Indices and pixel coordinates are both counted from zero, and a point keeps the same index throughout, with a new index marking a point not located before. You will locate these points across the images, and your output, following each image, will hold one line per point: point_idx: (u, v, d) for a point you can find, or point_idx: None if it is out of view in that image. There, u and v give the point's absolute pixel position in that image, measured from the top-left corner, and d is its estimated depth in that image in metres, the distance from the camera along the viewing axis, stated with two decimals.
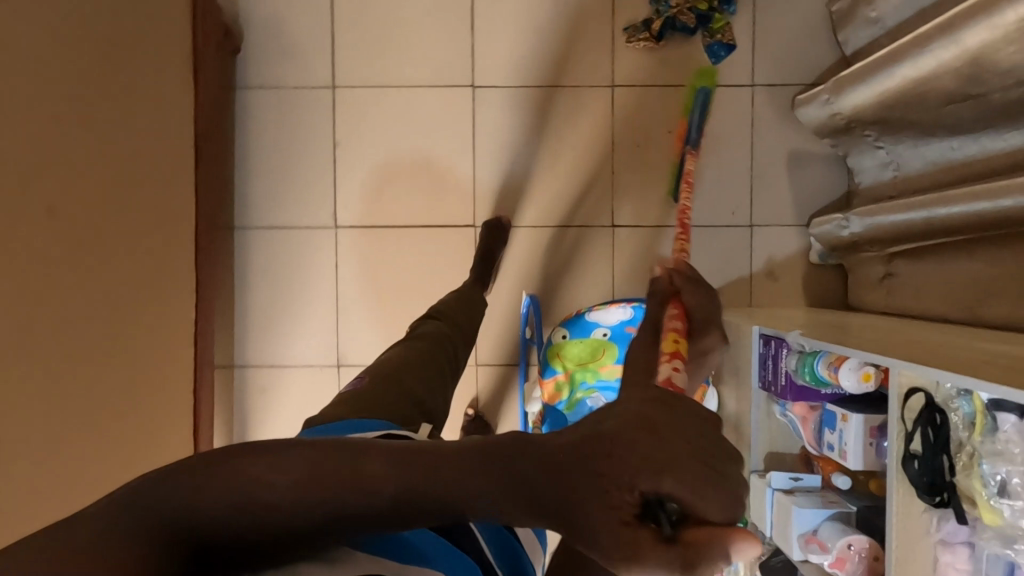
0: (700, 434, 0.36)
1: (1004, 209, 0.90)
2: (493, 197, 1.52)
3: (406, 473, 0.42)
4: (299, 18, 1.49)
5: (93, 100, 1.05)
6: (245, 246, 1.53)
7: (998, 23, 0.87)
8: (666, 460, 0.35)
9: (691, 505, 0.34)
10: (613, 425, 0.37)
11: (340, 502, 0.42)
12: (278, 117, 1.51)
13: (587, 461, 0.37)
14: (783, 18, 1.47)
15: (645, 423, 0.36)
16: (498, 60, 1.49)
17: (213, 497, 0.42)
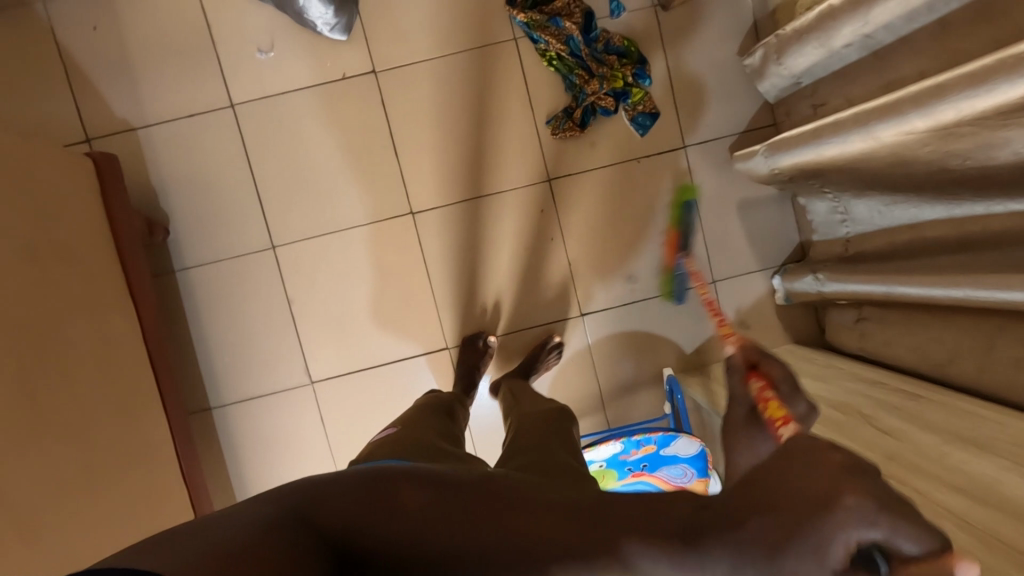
0: (873, 498, 0.37)
1: (954, 298, 0.95)
2: (457, 315, 1.52)
3: (518, 505, 0.55)
4: (222, 186, 1.46)
5: (46, 370, 1.02)
6: (225, 422, 1.50)
7: (909, 128, 0.89)
8: (872, 517, 0.36)
9: (899, 545, 0.36)
10: (797, 484, 0.40)
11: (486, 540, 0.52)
12: (224, 289, 1.48)
13: (770, 530, 0.40)
14: (696, 79, 1.49)
15: (825, 487, 0.38)
16: (429, 183, 1.49)
17: (390, 512, 0.55)
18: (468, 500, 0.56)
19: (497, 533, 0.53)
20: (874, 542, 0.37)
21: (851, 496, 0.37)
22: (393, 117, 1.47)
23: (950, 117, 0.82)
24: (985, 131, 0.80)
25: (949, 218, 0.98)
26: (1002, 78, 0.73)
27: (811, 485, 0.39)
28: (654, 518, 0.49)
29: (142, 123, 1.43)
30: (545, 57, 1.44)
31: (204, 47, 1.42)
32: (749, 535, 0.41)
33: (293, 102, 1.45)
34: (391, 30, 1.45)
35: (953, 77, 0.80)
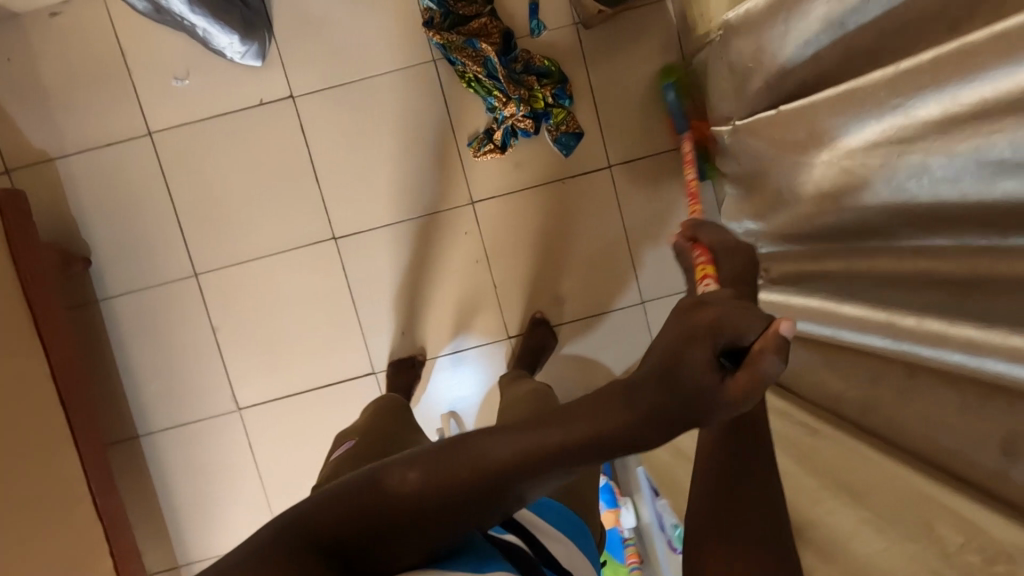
0: (717, 314, 0.51)
1: (856, 341, 0.88)
2: (383, 340, 1.51)
3: (511, 424, 0.55)
4: (143, 215, 1.45)
5: None
6: (154, 449, 1.50)
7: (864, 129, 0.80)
8: (723, 323, 0.51)
9: (745, 334, 0.51)
10: (669, 332, 0.53)
11: (516, 445, 0.53)
12: (148, 317, 1.48)
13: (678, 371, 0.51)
14: (621, 99, 1.47)
15: (689, 320, 0.52)
16: (350, 208, 1.47)
17: (393, 486, 0.54)
18: (453, 454, 0.54)
19: (498, 475, 0.53)
20: (729, 343, 0.51)
21: (706, 316, 0.51)
22: (314, 143, 1.46)
23: (899, 123, 0.73)
24: (892, 147, 0.76)
25: (840, 249, 0.94)
26: (897, 94, 0.72)
27: (682, 327, 0.52)
28: (630, 404, 0.51)
29: (60, 153, 1.42)
30: (463, 78, 1.41)
31: (119, 76, 1.41)
32: (659, 387, 0.51)
33: (209, 128, 1.44)
34: (307, 55, 1.43)
35: (858, 86, 0.78)
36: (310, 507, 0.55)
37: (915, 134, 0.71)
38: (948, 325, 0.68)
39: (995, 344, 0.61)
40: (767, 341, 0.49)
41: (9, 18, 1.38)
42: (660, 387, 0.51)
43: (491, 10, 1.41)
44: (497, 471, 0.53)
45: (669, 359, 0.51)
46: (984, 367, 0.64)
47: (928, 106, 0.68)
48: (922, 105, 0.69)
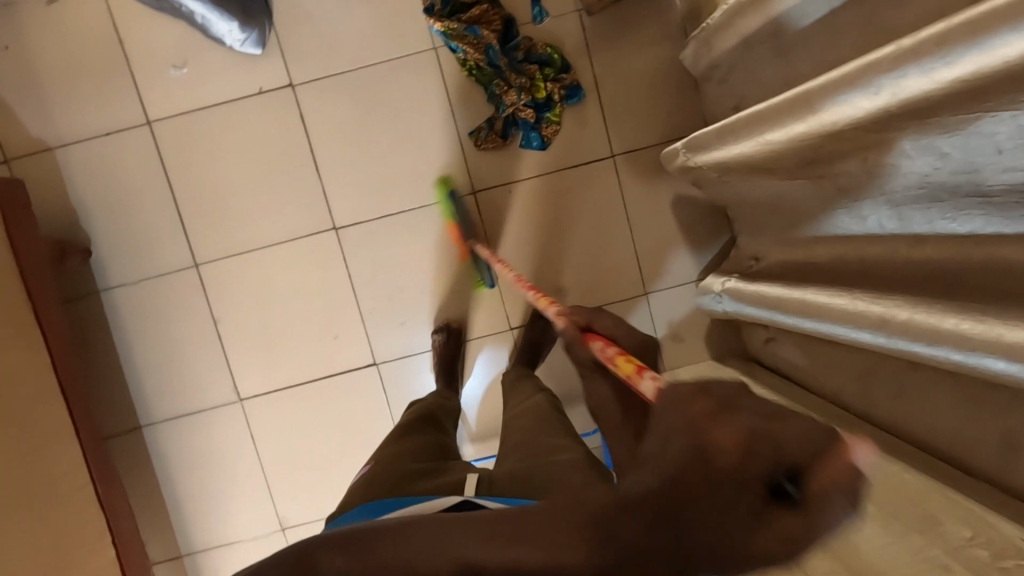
0: (752, 430, 0.38)
1: (854, 333, 0.85)
2: (384, 331, 1.50)
3: (469, 534, 0.51)
4: (141, 205, 1.44)
5: None
6: (156, 440, 1.50)
7: (849, 113, 0.75)
8: (770, 453, 0.38)
9: (801, 463, 0.38)
10: (677, 453, 0.40)
11: (474, 555, 0.50)
12: (148, 308, 1.47)
13: (697, 513, 0.40)
14: (626, 88, 1.45)
15: (709, 439, 0.39)
16: (349, 198, 1.46)
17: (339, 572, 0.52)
18: (395, 550, 0.52)
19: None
20: (776, 471, 0.38)
21: (739, 437, 0.38)
22: (313, 132, 1.44)
23: (887, 102, 0.68)
24: (885, 129, 0.73)
25: (844, 234, 0.93)
26: (854, 90, 0.72)
27: (698, 452, 0.39)
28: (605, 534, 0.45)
29: (58, 143, 1.41)
30: (464, 66, 1.39)
31: (116, 64, 1.40)
32: (665, 526, 0.41)
33: (207, 117, 1.43)
34: (307, 43, 1.42)
35: (818, 85, 0.79)
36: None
37: (900, 124, 0.70)
38: (944, 320, 0.68)
39: (991, 341, 0.61)
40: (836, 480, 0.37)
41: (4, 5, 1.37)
42: (664, 526, 0.41)
43: None
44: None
45: (675, 495, 0.40)
46: (984, 366, 0.64)
47: (877, 97, 0.69)
48: (875, 95, 0.69)
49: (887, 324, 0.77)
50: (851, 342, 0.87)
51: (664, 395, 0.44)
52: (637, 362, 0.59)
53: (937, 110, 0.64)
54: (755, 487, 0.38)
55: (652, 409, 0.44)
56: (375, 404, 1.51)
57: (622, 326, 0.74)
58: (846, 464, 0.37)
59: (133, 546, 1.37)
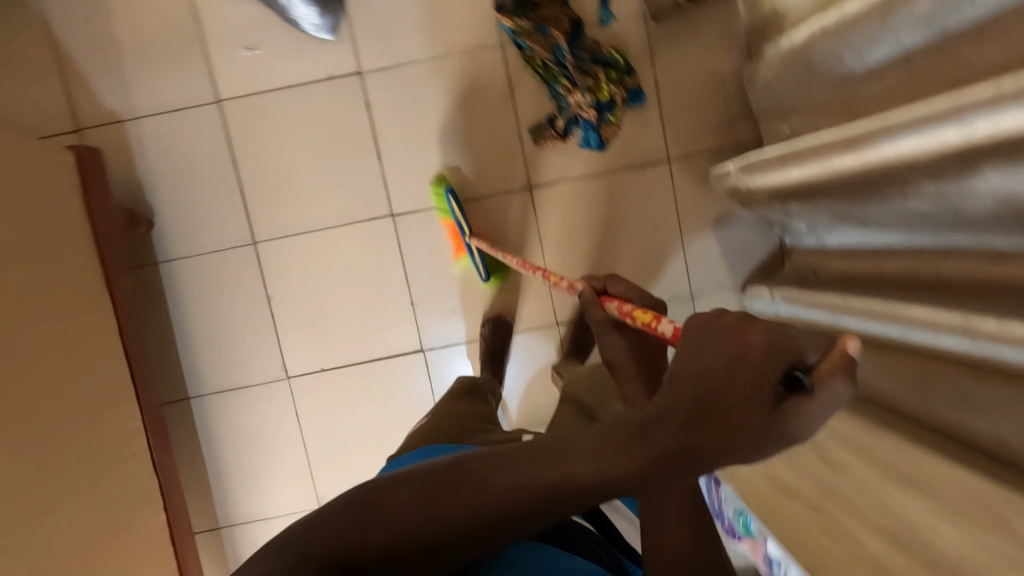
0: (771, 332, 0.45)
1: (926, 342, 0.88)
2: (432, 318, 1.53)
3: (516, 458, 0.53)
4: (205, 181, 1.47)
5: (43, 364, 1.08)
6: (203, 413, 1.53)
7: (938, 142, 0.77)
8: (783, 346, 0.43)
9: (808, 357, 0.43)
10: (711, 360, 0.47)
11: (526, 483, 0.51)
12: (204, 283, 1.50)
13: (731, 405, 0.44)
14: (685, 95, 1.48)
15: (743, 339, 0.45)
16: (408, 186, 1.49)
17: (401, 514, 0.53)
18: (450, 484, 0.54)
19: (501, 508, 0.52)
20: (789, 362, 0.43)
21: (759, 341, 0.44)
22: (377, 120, 1.47)
23: (981, 134, 0.70)
24: (965, 165, 0.76)
25: (917, 247, 0.96)
26: (945, 123, 0.75)
27: (732, 351, 0.45)
28: (649, 445, 0.48)
29: (130, 115, 1.45)
30: (530, 63, 1.43)
31: (193, 43, 1.43)
32: (698, 422, 0.46)
33: (276, 99, 1.46)
34: (379, 32, 1.45)
35: (905, 118, 0.82)
36: (319, 519, 0.56)
37: (985, 157, 0.72)
38: None
39: None
40: (843, 364, 0.41)
41: None
42: (698, 426, 0.46)
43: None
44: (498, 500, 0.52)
45: (707, 392, 0.46)
46: None
47: (968, 132, 0.72)
48: (967, 131, 0.72)
49: (970, 332, 0.78)
50: (924, 350, 0.90)
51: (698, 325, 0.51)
52: (653, 313, 0.69)
53: None
54: (770, 378, 0.43)
55: (687, 333, 0.51)
56: (420, 389, 1.54)
57: (636, 291, 0.87)
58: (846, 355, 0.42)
59: (181, 513, 1.40)
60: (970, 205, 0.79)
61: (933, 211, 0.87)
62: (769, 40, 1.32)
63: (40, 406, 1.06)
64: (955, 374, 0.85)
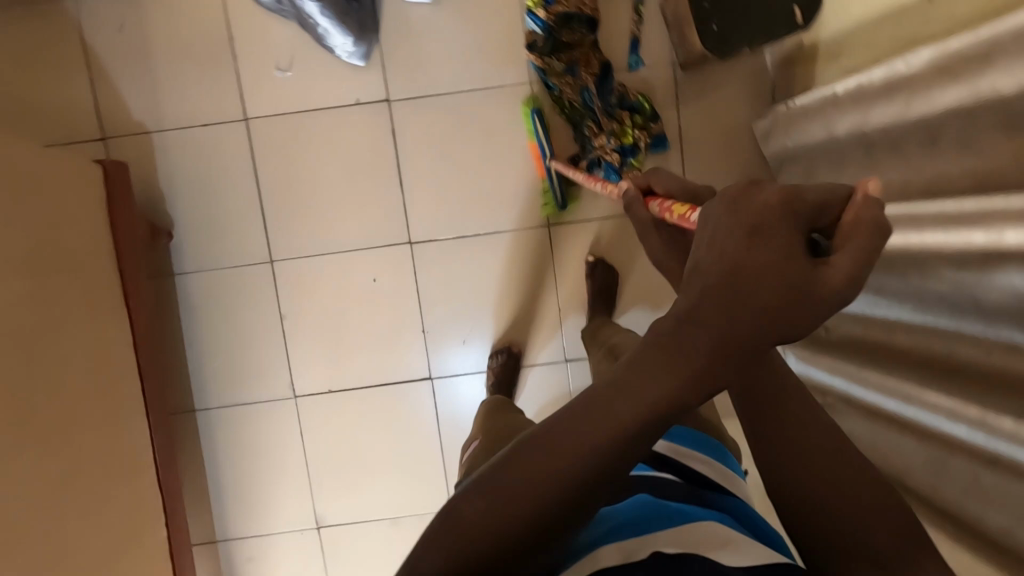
0: (788, 191, 0.45)
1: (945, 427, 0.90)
2: (443, 346, 1.53)
3: (572, 411, 0.47)
4: (227, 196, 1.48)
5: (61, 380, 1.09)
6: (209, 426, 1.54)
7: (968, 240, 0.78)
8: (799, 208, 0.44)
9: (821, 216, 0.46)
10: (729, 237, 0.45)
11: (599, 430, 0.46)
12: (218, 297, 1.51)
13: (767, 283, 0.43)
14: (707, 144, 1.49)
15: (757, 206, 0.45)
16: (429, 216, 1.50)
17: (484, 525, 0.46)
18: (518, 467, 0.47)
19: (582, 465, 0.46)
20: (808, 220, 0.45)
21: (777, 200, 0.44)
22: (401, 149, 1.48)
23: (1009, 241, 0.71)
24: (988, 265, 0.76)
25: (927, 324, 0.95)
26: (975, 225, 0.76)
27: (752, 220, 0.44)
28: (690, 351, 0.45)
29: (157, 127, 1.45)
30: (558, 103, 1.45)
31: (224, 60, 1.44)
32: (735, 306, 0.43)
33: (304, 121, 1.47)
34: (410, 62, 1.46)
35: (943, 211, 0.84)
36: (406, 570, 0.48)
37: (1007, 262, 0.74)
38: None
39: None
40: (866, 212, 0.44)
41: None
42: (739, 314, 0.43)
43: (594, 40, 1.43)
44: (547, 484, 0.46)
45: (739, 271, 0.43)
46: None
47: (999, 239, 0.73)
48: (994, 236, 0.74)
49: (987, 426, 0.80)
50: (939, 432, 0.91)
51: (704, 217, 0.48)
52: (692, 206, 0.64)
53: None
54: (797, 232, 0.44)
55: (700, 225, 0.48)
56: (426, 417, 1.55)
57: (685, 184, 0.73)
58: (864, 206, 0.45)
59: (180, 528, 1.41)
60: (987, 302, 0.79)
61: (947, 296, 0.88)
62: (787, 101, 1.35)
63: (56, 423, 1.06)
64: (966, 459, 0.86)
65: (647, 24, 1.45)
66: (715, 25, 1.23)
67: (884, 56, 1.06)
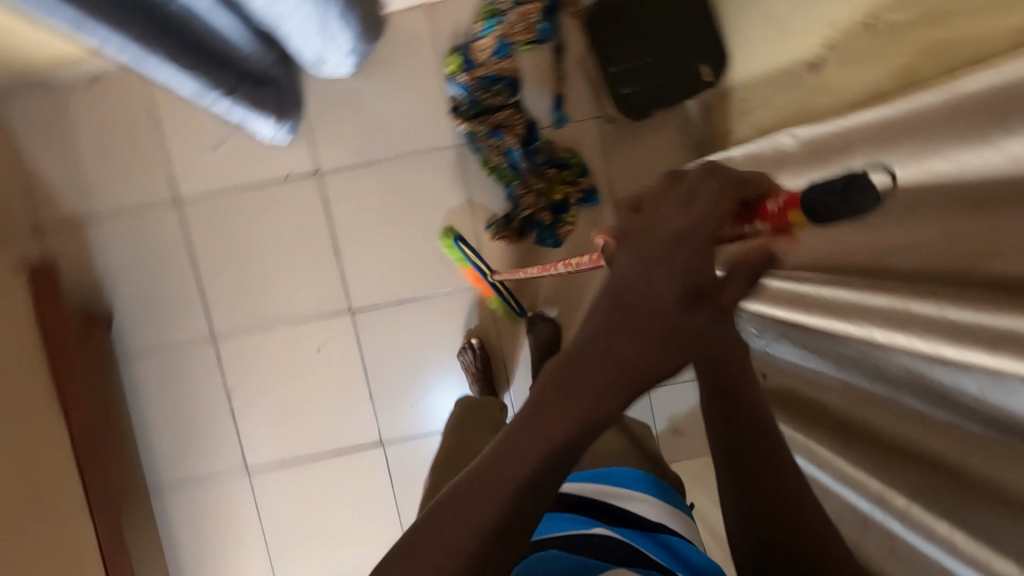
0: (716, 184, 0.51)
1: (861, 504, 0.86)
2: (391, 410, 1.54)
3: (555, 388, 0.50)
4: (165, 278, 1.49)
5: None
6: (163, 506, 1.54)
7: (861, 330, 0.77)
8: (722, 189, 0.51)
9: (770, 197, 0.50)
10: (670, 220, 0.51)
11: (575, 412, 0.49)
12: (164, 378, 1.51)
13: (697, 278, 0.51)
14: (638, 192, 1.50)
15: (690, 191, 0.51)
16: (367, 283, 1.51)
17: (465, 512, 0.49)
18: (506, 451, 0.50)
19: (566, 443, 0.50)
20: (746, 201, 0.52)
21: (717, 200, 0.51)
22: (334, 219, 1.49)
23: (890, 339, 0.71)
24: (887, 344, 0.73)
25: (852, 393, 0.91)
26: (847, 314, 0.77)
27: (684, 221, 0.50)
28: (661, 322, 0.50)
29: (90, 216, 1.46)
30: (485, 165, 1.46)
31: (152, 146, 1.45)
32: (687, 285, 0.50)
33: (236, 199, 1.48)
34: (336, 134, 1.47)
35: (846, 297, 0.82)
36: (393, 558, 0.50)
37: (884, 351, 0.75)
38: (931, 523, 0.71)
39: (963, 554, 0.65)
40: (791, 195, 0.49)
41: (51, 84, 1.42)
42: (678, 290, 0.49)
43: (517, 101, 1.44)
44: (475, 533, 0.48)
45: (681, 245, 0.50)
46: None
47: (881, 336, 0.72)
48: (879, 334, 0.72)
49: (883, 503, 0.80)
50: (849, 503, 0.91)
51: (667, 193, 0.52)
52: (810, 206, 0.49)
53: (933, 358, 0.63)
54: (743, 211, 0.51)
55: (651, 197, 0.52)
56: (379, 482, 1.55)
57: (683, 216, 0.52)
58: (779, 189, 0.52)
59: None
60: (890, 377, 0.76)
61: (856, 362, 0.87)
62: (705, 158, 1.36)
63: None
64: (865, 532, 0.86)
65: (569, 81, 1.47)
66: (624, 89, 1.25)
67: (778, 120, 1.07)
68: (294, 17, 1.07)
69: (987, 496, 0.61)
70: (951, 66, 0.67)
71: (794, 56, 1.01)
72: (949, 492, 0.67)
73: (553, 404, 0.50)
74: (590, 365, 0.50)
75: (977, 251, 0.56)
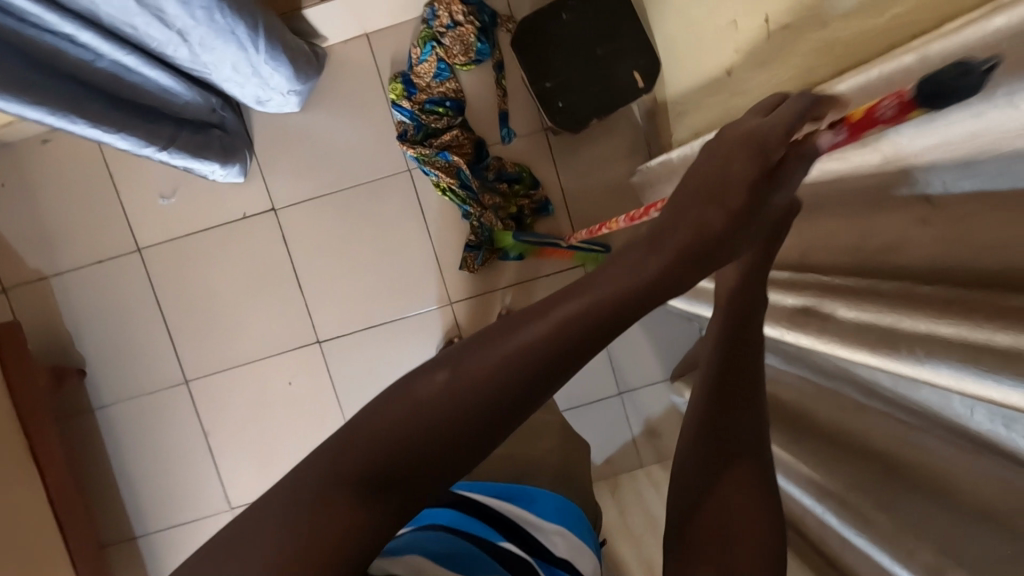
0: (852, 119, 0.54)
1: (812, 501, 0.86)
2: None
3: (590, 279, 0.54)
4: (133, 326, 1.51)
5: None
6: (151, 551, 1.54)
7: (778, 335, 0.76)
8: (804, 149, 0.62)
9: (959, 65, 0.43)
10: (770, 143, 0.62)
11: (610, 298, 0.52)
12: (141, 424, 1.52)
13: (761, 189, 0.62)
14: (592, 200, 1.50)
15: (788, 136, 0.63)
16: (333, 313, 1.53)
17: (477, 370, 0.49)
18: (529, 322, 0.51)
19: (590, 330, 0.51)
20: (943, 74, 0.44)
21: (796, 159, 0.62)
22: (295, 253, 1.51)
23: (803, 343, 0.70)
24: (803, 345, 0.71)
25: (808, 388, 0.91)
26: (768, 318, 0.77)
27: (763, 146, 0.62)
28: (702, 230, 0.58)
29: (54, 271, 1.48)
30: (439, 187, 1.44)
31: (110, 198, 1.47)
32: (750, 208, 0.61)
33: (197, 241, 1.50)
34: (289, 170, 1.49)
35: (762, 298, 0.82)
36: (380, 406, 0.49)
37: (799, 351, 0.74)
38: (868, 519, 0.71)
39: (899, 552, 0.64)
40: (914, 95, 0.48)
41: (6, 147, 1.45)
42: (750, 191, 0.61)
43: (463, 120, 1.46)
44: (530, 367, 0.49)
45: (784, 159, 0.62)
46: None
47: (794, 340, 0.73)
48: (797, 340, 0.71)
49: (822, 499, 0.80)
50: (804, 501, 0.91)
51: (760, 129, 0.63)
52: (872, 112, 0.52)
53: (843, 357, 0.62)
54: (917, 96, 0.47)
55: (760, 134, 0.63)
56: None
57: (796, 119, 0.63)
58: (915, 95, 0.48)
59: None
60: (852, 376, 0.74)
61: (800, 358, 0.91)
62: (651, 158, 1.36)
63: None
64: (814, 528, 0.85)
65: (512, 95, 1.48)
66: (561, 103, 1.25)
67: (708, 121, 1.07)
68: (225, 65, 1.09)
69: (913, 470, 0.67)
70: (842, 65, 0.68)
71: (709, 58, 1.01)
72: (881, 473, 0.72)
73: (632, 258, 0.56)
74: (664, 233, 0.58)
75: (880, 247, 0.63)
